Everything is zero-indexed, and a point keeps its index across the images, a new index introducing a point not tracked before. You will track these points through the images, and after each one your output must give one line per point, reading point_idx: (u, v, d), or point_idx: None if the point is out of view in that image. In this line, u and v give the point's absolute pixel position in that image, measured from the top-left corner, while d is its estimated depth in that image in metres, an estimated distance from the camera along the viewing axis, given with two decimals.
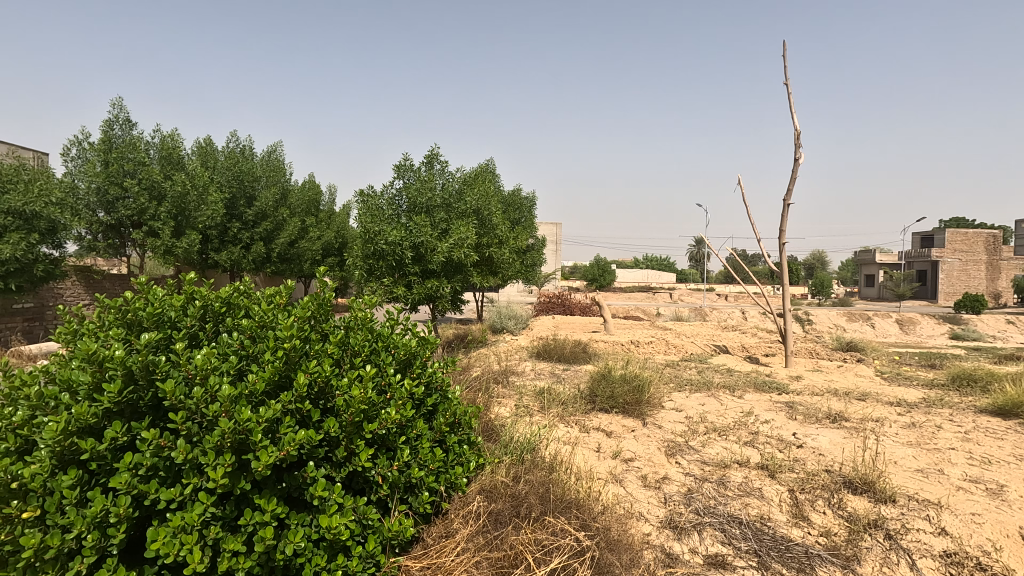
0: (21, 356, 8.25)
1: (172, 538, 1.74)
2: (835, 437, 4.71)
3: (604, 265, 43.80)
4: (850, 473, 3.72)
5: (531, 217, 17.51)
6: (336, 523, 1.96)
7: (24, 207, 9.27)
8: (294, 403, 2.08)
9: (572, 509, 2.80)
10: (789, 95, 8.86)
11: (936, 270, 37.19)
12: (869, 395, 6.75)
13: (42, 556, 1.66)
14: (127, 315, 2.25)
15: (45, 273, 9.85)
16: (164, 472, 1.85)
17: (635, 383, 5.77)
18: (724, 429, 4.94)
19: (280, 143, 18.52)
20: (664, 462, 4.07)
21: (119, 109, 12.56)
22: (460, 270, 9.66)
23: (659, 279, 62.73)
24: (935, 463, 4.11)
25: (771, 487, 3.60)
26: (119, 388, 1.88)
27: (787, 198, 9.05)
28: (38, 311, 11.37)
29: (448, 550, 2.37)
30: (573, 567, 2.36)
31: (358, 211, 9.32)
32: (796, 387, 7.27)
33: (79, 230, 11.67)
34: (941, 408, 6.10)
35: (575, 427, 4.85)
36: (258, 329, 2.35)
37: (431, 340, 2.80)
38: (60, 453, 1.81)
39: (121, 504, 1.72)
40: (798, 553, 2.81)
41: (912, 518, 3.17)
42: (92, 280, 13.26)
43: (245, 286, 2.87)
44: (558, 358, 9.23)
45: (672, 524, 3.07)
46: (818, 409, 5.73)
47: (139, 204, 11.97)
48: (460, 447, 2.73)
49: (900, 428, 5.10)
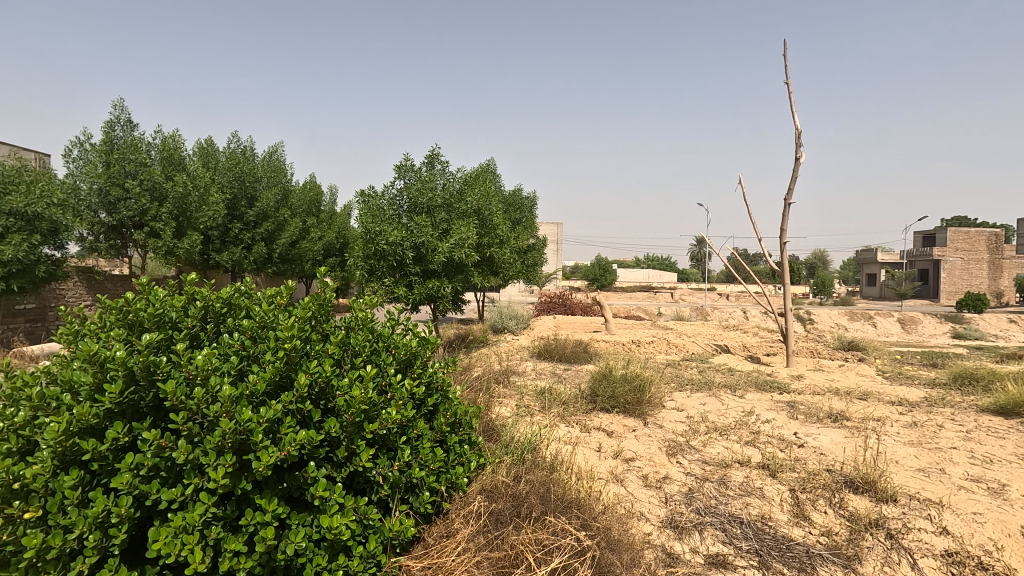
0: (24, 356, 8.29)
1: (173, 538, 1.74)
2: (835, 437, 4.70)
3: (605, 265, 43.76)
4: (851, 472, 3.71)
5: (532, 217, 17.52)
6: (336, 524, 1.97)
7: (26, 208, 9.30)
8: (294, 404, 2.08)
9: (572, 509, 2.80)
10: (790, 94, 8.84)
11: (938, 270, 37.14)
12: (870, 394, 6.73)
13: (44, 556, 1.67)
14: (128, 316, 2.26)
15: (48, 274, 9.89)
16: (165, 472, 1.86)
17: (636, 382, 5.76)
18: (725, 429, 4.93)
19: (281, 143, 18.55)
20: (665, 462, 4.06)
21: (121, 110, 12.59)
22: (461, 270, 9.66)
23: (660, 278, 62.66)
24: (937, 463, 4.10)
25: (772, 487, 3.59)
26: (120, 389, 1.88)
27: (788, 197, 9.04)
28: (40, 311, 11.41)
29: (449, 550, 2.37)
30: (573, 567, 2.36)
31: (359, 211, 9.31)
32: (797, 387, 7.26)
33: (80, 231, 11.69)
34: (942, 408, 6.08)
35: (575, 427, 4.84)
36: (258, 329, 2.35)
37: (432, 340, 2.80)
38: (62, 453, 1.82)
39: (122, 504, 1.72)
40: (799, 553, 2.80)
41: (914, 518, 3.16)
42: (93, 281, 13.29)
43: (246, 286, 2.88)
44: (559, 358, 9.22)
45: (672, 524, 3.07)
46: (819, 409, 5.72)
47: (140, 204, 11.99)
48: (461, 447, 2.72)
49: (902, 428, 5.08)
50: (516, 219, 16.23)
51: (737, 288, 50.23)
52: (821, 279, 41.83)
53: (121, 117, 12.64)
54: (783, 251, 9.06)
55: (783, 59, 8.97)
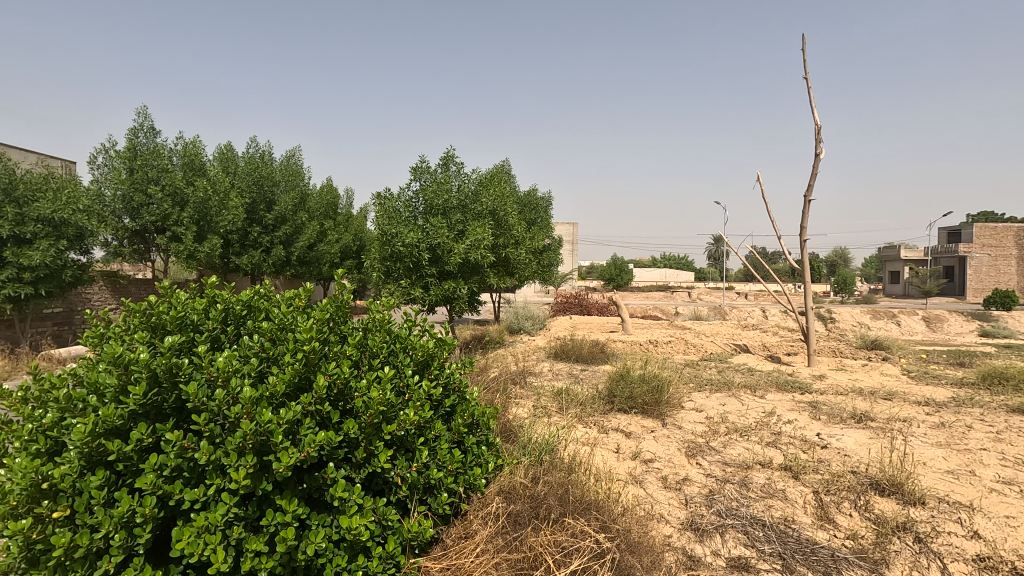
0: (50, 359, 8.57)
1: (196, 538, 1.76)
2: (860, 438, 4.60)
3: (621, 265, 43.51)
4: (877, 474, 3.63)
5: (547, 217, 17.52)
6: (356, 524, 1.98)
7: (53, 214, 9.50)
8: (314, 405, 2.10)
9: (591, 510, 2.77)
10: (809, 88, 8.63)
11: (964, 266, 36.25)
12: (895, 394, 6.56)
13: (71, 555, 1.71)
14: (151, 319, 2.32)
15: (74, 279, 10.15)
16: (188, 472, 1.88)
17: (654, 383, 5.72)
18: (745, 429, 4.86)
19: (299, 147, 18.76)
20: (685, 463, 4.03)
21: (144, 118, 12.91)
22: (478, 271, 9.65)
23: (677, 278, 62.05)
24: (966, 464, 3.99)
25: (795, 489, 3.53)
26: (144, 391, 1.92)
27: (808, 194, 8.90)
28: (67, 315, 11.68)
29: (467, 551, 2.35)
30: (593, 569, 2.34)
31: (376, 213, 9.40)
32: (820, 387, 7.12)
33: (105, 237, 11.97)
34: (971, 408, 5.92)
35: (594, 428, 4.84)
36: (278, 331, 2.38)
37: (449, 340, 2.81)
38: (88, 454, 1.84)
39: (147, 504, 1.75)
40: (825, 556, 2.74)
41: (944, 521, 3.08)
42: (117, 285, 13.59)
43: (265, 290, 2.89)
44: (575, 358, 9.19)
45: (693, 526, 3.04)
46: (842, 409, 5.60)
47: (162, 210, 12.23)
48: (479, 448, 2.73)
49: (929, 429, 4.94)
50: (530, 220, 16.23)
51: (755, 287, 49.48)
52: (842, 277, 41.11)
53: (144, 124, 12.93)
54: (802, 249, 8.92)
55: (802, 54, 8.75)
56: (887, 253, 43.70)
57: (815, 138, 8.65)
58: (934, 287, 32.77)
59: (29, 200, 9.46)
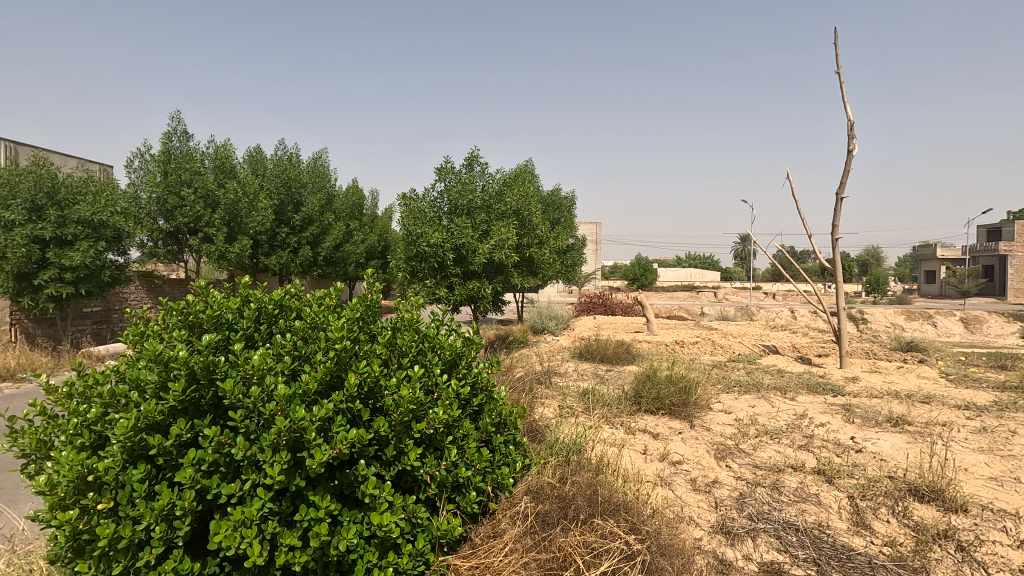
0: (91, 356, 8.93)
1: (233, 531, 1.81)
2: (897, 442, 4.47)
3: (645, 264, 43.08)
4: (916, 480, 3.52)
5: (570, 217, 17.45)
6: (386, 521, 2.00)
7: (92, 216, 9.82)
8: (345, 403, 2.13)
9: (620, 511, 2.76)
10: (842, 82, 8.40)
11: (1005, 265, 34.88)
12: (933, 398, 6.35)
13: (115, 545, 1.77)
14: (188, 318, 2.38)
15: (112, 279, 10.49)
16: (224, 467, 1.92)
17: (681, 384, 5.64)
18: (776, 432, 4.76)
19: (325, 149, 19.06)
20: (714, 465, 3.97)
21: (178, 122, 13.27)
22: (502, 271, 9.67)
23: (702, 277, 61.13)
24: (1010, 471, 3.84)
25: (829, 494, 3.45)
26: (183, 388, 1.97)
27: (841, 191, 8.65)
28: (106, 314, 12.09)
29: (495, 550, 2.36)
30: (623, 570, 2.33)
31: (401, 214, 9.49)
32: (854, 389, 6.93)
33: (141, 238, 12.37)
34: (1015, 412, 5.69)
35: (620, 429, 4.80)
36: (309, 330, 2.42)
37: (476, 340, 2.83)
38: (130, 448, 1.90)
39: (186, 498, 1.79)
40: (861, 563, 2.67)
41: (988, 530, 2.97)
42: (153, 284, 14.01)
43: (296, 289, 2.95)
44: (600, 358, 9.14)
45: (724, 529, 2.99)
46: (877, 412, 5.45)
47: (195, 212, 12.55)
48: (506, 447, 2.74)
49: (970, 434, 4.77)
50: (554, 219, 16.19)
51: (783, 287, 48.44)
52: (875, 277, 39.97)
53: (177, 128, 13.28)
54: (834, 248, 8.69)
55: (834, 47, 8.52)
56: (922, 252, 42.32)
57: (849, 134, 8.41)
58: (973, 286, 31.60)
59: (70, 202, 9.81)
